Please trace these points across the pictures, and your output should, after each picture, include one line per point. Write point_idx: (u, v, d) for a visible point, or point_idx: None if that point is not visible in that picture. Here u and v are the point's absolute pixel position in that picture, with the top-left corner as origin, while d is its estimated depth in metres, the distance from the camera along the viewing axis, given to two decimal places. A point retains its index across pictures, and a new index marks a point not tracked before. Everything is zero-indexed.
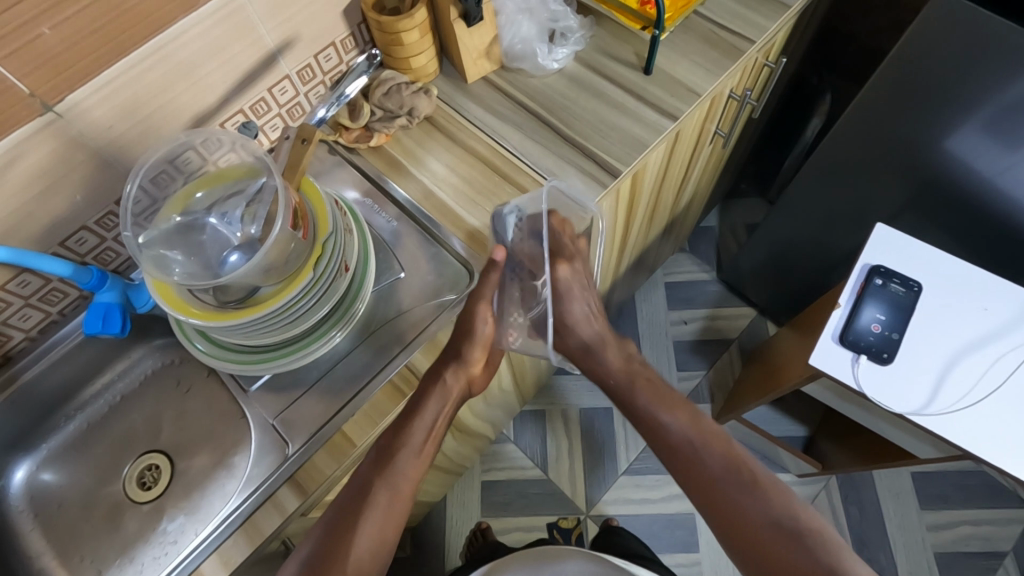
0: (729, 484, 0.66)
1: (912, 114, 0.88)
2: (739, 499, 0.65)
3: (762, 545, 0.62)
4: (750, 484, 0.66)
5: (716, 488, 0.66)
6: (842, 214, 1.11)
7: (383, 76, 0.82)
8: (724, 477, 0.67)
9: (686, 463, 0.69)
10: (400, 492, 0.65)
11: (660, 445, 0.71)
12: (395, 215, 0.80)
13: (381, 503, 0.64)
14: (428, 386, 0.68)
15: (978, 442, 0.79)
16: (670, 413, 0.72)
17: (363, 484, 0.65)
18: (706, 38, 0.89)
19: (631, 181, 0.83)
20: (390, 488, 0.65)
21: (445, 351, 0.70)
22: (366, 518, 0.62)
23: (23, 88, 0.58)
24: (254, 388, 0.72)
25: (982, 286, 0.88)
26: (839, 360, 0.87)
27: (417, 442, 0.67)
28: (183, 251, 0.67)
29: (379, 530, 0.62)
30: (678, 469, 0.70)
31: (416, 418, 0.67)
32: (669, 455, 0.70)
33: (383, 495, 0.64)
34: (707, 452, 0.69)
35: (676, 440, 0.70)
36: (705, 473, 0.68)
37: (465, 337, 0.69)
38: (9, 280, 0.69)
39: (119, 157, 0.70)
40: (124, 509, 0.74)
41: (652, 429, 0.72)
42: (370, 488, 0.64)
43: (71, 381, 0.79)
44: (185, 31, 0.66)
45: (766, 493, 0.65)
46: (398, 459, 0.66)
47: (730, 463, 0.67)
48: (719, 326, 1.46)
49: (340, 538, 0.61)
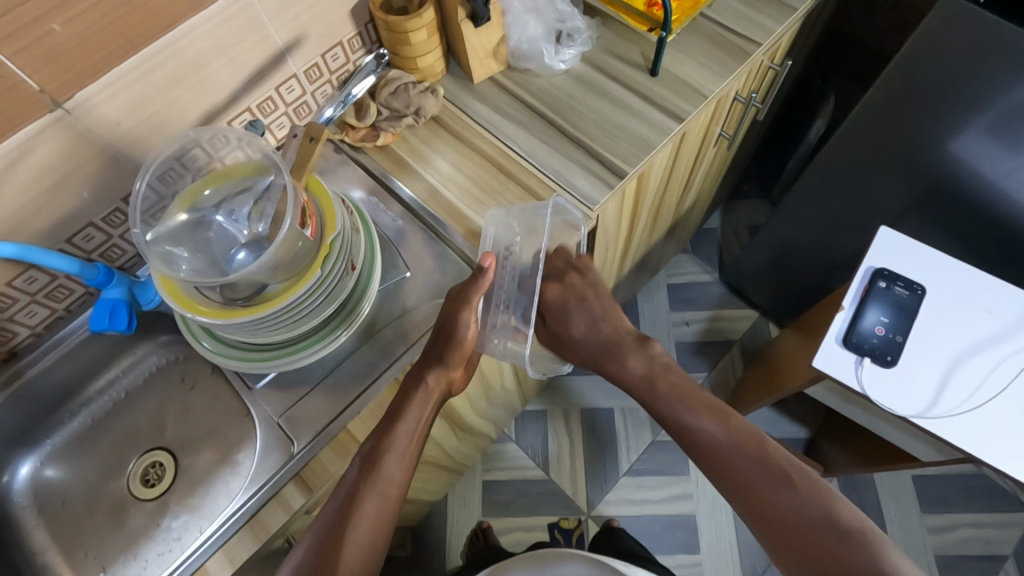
0: (761, 482, 0.64)
1: (916, 117, 0.88)
2: (772, 495, 0.63)
3: (803, 542, 0.60)
4: (782, 478, 0.63)
5: (749, 486, 0.64)
6: (846, 216, 1.11)
7: (390, 75, 0.82)
8: (755, 472, 0.65)
9: (720, 465, 0.67)
10: (388, 496, 0.64)
11: (692, 448, 0.70)
12: (400, 213, 0.80)
13: (371, 509, 0.62)
14: (410, 389, 0.68)
15: (983, 443, 0.79)
16: (696, 412, 0.71)
17: (352, 488, 0.63)
18: (712, 39, 0.89)
19: (637, 182, 0.83)
20: (379, 491, 0.63)
21: (428, 352, 0.69)
22: (356, 520, 0.61)
23: (33, 83, 0.58)
24: (259, 385, 0.72)
25: (985, 288, 0.88)
26: (844, 362, 0.87)
27: (403, 445, 0.66)
28: (190, 248, 0.67)
29: (368, 534, 0.61)
30: (713, 470, 0.68)
31: (397, 423, 0.66)
32: (701, 456, 0.70)
33: (372, 501, 0.63)
34: (740, 452, 0.67)
35: (705, 441, 0.69)
36: (739, 472, 0.66)
37: (447, 339, 0.68)
38: (16, 275, 0.69)
39: (127, 153, 0.70)
40: (128, 506, 0.74)
41: (680, 432, 0.71)
42: (357, 495, 0.62)
43: (76, 377, 0.79)
44: (193, 29, 0.66)
45: (798, 489, 0.62)
46: (385, 463, 0.64)
47: (762, 459, 0.65)
48: (721, 327, 1.47)
49: (334, 540, 0.59)
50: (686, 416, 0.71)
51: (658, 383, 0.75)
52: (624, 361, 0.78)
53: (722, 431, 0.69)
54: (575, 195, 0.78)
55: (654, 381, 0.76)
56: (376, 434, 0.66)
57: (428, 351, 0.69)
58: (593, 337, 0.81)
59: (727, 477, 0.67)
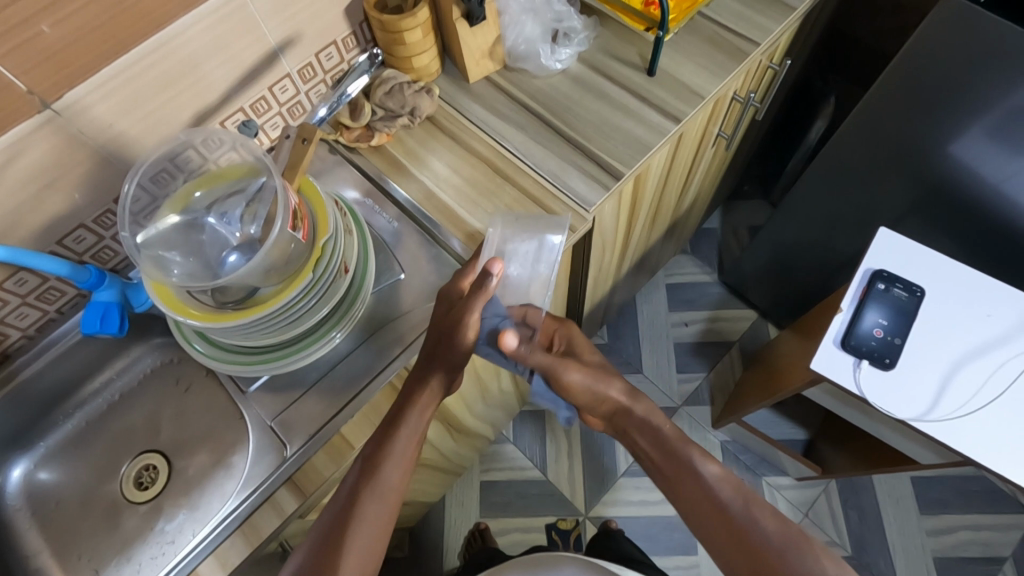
0: (777, 546, 0.63)
1: (917, 119, 0.88)
2: (789, 559, 0.62)
3: None
4: (799, 540, 0.63)
5: (768, 554, 0.62)
6: (846, 217, 1.10)
7: (385, 75, 0.81)
8: (775, 534, 0.63)
9: (735, 529, 0.65)
10: (388, 498, 0.64)
11: (698, 505, 0.67)
12: (396, 215, 0.80)
13: (372, 512, 0.62)
14: (416, 387, 0.67)
15: (980, 448, 0.79)
16: (715, 467, 0.69)
17: (351, 493, 0.64)
18: (711, 39, 0.89)
19: (634, 183, 0.82)
20: (378, 495, 0.63)
21: (427, 356, 0.68)
22: (357, 526, 0.62)
23: (22, 85, 0.57)
24: (252, 388, 0.72)
25: (986, 292, 0.87)
26: (842, 365, 0.86)
27: (401, 451, 0.65)
28: (182, 252, 0.66)
29: (367, 539, 0.62)
30: (720, 530, 0.66)
31: (398, 425, 0.66)
32: (710, 521, 0.66)
33: (372, 505, 0.63)
34: (755, 511, 0.65)
35: (717, 500, 0.67)
36: (753, 535, 0.64)
37: (447, 341, 0.66)
38: (7, 278, 0.68)
39: (119, 155, 0.69)
40: (122, 509, 0.74)
41: (688, 491, 0.68)
42: (358, 500, 0.63)
43: (68, 380, 0.78)
44: (186, 29, 0.65)
45: (816, 553, 0.62)
46: (384, 467, 0.64)
47: (778, 518, 0.65)
48: (720, 328, 1.46)
49: (333, 546, 0.60)
50: (702, 473, 0.68)
51: (671, 446, 0.71)
52: (641, 419, 0.73)
53: (739, 495, 0.67)
54: (571, 196, 0.78)
55: (665, 440, 0.71)
56: (377, 436, 0.66)
57: (433, 346, 0.67)
58: (605, 398, 0.74)
59: (734, 540, 0.64)
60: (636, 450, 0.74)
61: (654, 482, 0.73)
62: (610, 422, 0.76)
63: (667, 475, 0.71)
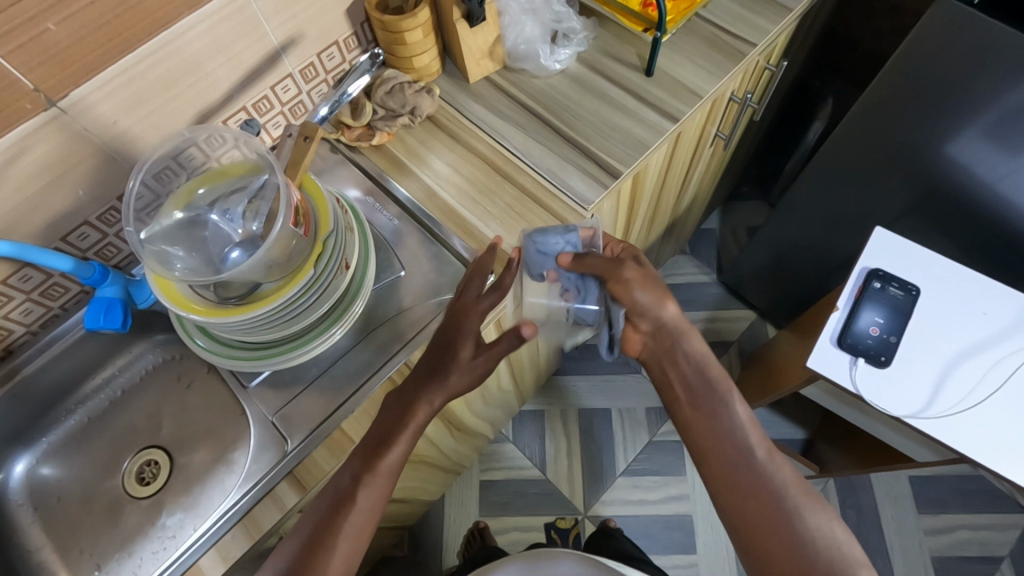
0: (788, 500, 0.59)
1: (910, 120, 0.89)
2: (797, 512, 0.58)
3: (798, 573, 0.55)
4: (814, 500, 0.59)
5: (773, 499, 0.59)
6: (842, 216, 1.11)
7: (386, 75, 0.82)
8: (791, 486, 0.59)
9: (752, 473, 0.61)
10: (371, 515, 0.59)
11: (721, 446, 0.63)
12: (396, 213, 0.81)
13: (353, 527, 0.58)
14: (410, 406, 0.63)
15: (973, 445, 0.79)
16: (745, 413, 0.64)
17: (337, 501, 0.59)
18: (708, 40, 0.90)
19: (632, 182, 0.83)
20: (363, 508, 0.59)
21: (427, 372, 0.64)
22: (339, 539, 0.57)
23: (28, 82, 0.58)
24: (253, 383, 0.72)
25: (981, 291, 0.88)
26: (838, 362, 0.87)
27: (393, 465, 0.61)
28: (186, 247, 0.67)
29: (355, 540, 0.58)
30: (736, 478, 0.61)
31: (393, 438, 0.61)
32: (723, 460, 0.62)
33: (356, 515, 0.58)
34: (776, 462, 0.61)
35: (739, 446, 0.62)
36: (768, 485, 0.60)
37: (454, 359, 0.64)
38: (11, 273, 0.69)
39: (123, 153, 0.70)
40: (124, 504, 0.75)
41: (712, 428, 0.64)
42: (344, 508, 0.58)
43: (70, 377, 0.79)
44: (189, 29, 0.66)
45: (828, 515, 0.58)
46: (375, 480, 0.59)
47: (798, 479, 0.60)
48: (718, 328, 1.47)
49: (311, 556, 0.56)
50: (735, 415, 0.64)
51: (713, 383, 0.66)
52: (691, 349, 0.67)
53: (764, 443, 0.62)
54: (570, 195, 0.78)
55: (708, 375, 0.66)
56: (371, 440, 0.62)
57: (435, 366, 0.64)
58: (659, 314, 0.67)
59: (750, 483, 0.60)
60: (667, 377, 0.68)
61: (672, 417, 0.68)
62: (653, 342, 0.69)
63: (694, 410, 0.66)
